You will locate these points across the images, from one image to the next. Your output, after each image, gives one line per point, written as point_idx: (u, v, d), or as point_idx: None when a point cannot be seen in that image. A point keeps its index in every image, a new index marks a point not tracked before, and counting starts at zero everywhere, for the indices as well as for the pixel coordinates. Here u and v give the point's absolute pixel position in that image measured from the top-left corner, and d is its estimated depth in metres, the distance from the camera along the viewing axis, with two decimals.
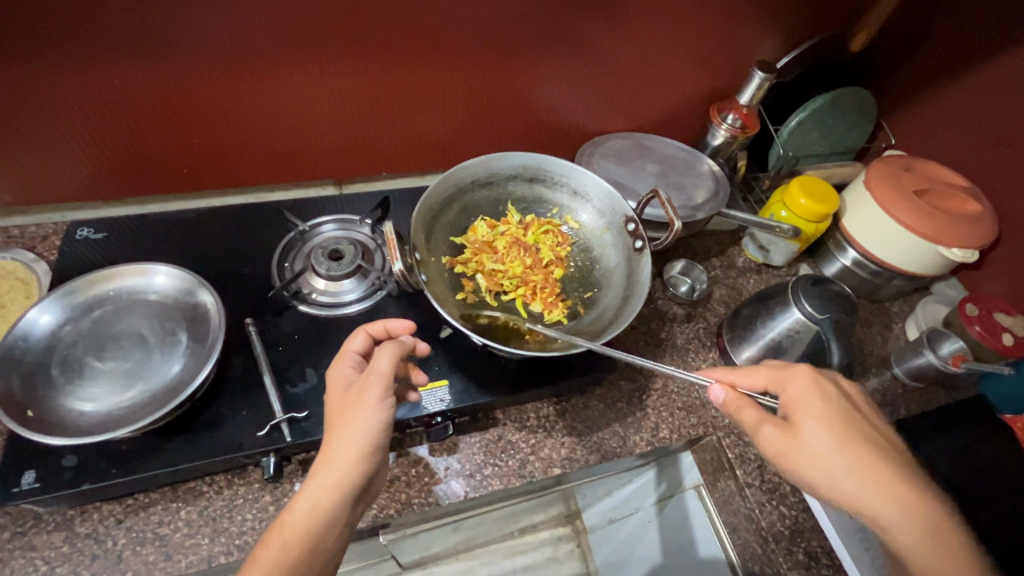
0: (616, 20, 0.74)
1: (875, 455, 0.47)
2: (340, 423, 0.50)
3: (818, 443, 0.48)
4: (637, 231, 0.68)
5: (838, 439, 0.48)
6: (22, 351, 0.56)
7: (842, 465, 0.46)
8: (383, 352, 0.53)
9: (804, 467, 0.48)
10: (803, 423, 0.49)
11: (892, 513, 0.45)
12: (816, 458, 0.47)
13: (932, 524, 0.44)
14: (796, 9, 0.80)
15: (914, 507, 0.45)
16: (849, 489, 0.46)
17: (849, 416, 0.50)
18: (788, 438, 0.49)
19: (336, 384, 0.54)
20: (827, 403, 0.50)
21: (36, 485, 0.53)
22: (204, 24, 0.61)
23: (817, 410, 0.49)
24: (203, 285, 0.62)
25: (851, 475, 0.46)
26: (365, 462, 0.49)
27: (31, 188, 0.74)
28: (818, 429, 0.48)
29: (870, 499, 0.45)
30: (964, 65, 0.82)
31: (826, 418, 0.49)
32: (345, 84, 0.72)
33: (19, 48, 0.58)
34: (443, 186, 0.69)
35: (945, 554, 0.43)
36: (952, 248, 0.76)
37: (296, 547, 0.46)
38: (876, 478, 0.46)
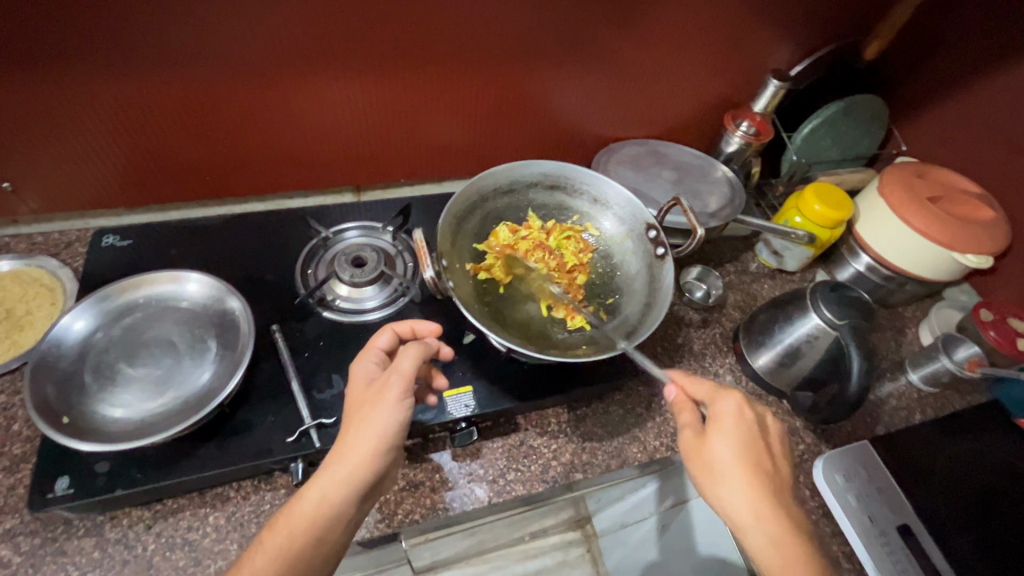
0: (635, 29, 0.75)
1: (767, 481, 0.49)
2: (358, 420, 0.50)
3: (722, 452, 0.50)
4: (659, 238, 0.70)
5: (736, 454, 0.50)
6: (55, 357, 0.58)
7: (725, 473, 0.49)
8: (408, 352, 0.53)
9: (706, 472, 0.50)
10: (715, 436, 0.51)
11: (755, 524, 0.47)
12: (715, 469, 0.49)
13: (797, 549, 0.46)
14: (811, 19, 0.81)
15: (781, 534, 0.46)
16: (732, 501, 0.48)
17: (758, 444, 0.51)
18: (701, 444, 0.51)
19: (358, 379, 0.54)
20: (745, 433, 0.51)
21: (70, 490, 0.54)
22: (233, 35, 0.62)
23: (732, 430, 0.51)
24: (233, 292, 0.64)
25: (737, 486, 0.48)
26: (377, 461, 0.49)
27: (57, 195, 0.74)
28: (725, 445, 0.50)
29: (746, 509, 0.47)
30: (976, 74, 0.83)
31: (738, 436, 0.51)
32: (368, 93, 0.73)
33: (52, 59, 0.59)
34: (467, 193, 0.71)
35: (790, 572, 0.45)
36: (966, 255, 0.77)
37: (300, 537, 0.46)
38: (764, 499, 0.48)
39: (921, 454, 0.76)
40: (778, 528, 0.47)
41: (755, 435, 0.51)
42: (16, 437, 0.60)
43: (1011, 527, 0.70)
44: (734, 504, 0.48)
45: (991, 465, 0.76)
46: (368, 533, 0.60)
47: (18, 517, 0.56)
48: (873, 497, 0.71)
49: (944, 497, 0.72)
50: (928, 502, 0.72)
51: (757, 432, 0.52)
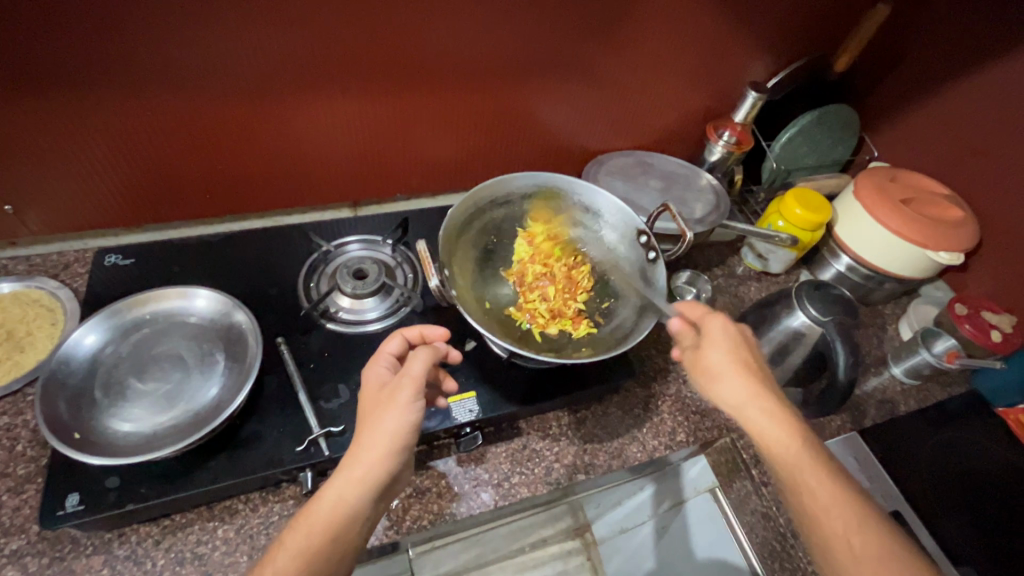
0: (620, 47, 0.79)
1: (755, 377, 0.55)
2: (371, 421, 0.51)
3: (717, 360, 0.56)
4: (650, 243, 0.73)
5: (728, 356, 0.56)
6: (65, 374, 0.60)
7: (719, 376, 0.55)
8: (418, 356, 0.54)
9: (704, 379, 0.57)
10: (708, 348, 0.57)
11: (755, 413, 0.53)
12: (708, 369, 0.56)
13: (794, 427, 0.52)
14: (784, 34, 0.87)
15: (772, 412, 0.52)
16: (729, 396, 0.55)
17: (744, 347, 0.57)
18: (696, 358, 0.58)
19: (370, 383, 0.55)
20: (734, 339, 0.57)
21: (80, 507, 0.54)
22: (234, 58, 0.64)
23: (721, 338, 0.57)
24: (240, 305, 0.67)
25: (733, 382, 0.55)
26: (390, 462, 0.50)
27: (59, 217, 0.75)
28: (716, 351, 0.56)
29: (744, 402, 0.54)
30: (939, 82, 0.89)
31: (726, 344, 0.57)
32: (363, 109, 0.75)
33: (58, 85, 0.60)
34: (465, 206, 0.73)
35: (794, 455, 0.51)
36: (940, 252, 0.81)
37: (317, 536, 0.47)
38: (755, 388, 0.54)
39: (908, 444, 0.78)
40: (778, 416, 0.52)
41: (744, 346, 0.57)
42: (20, 458, 0.60)
43: (996, 511, 0.73)
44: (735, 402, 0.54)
45: (976, 452, 0.79)
46: (377, 540, 0.61)
47: (25, 537, 0.56)
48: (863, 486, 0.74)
49: (932, 484, 0.75)
50: (918, 489, 0.74)
51: (743, 339, 0.58)
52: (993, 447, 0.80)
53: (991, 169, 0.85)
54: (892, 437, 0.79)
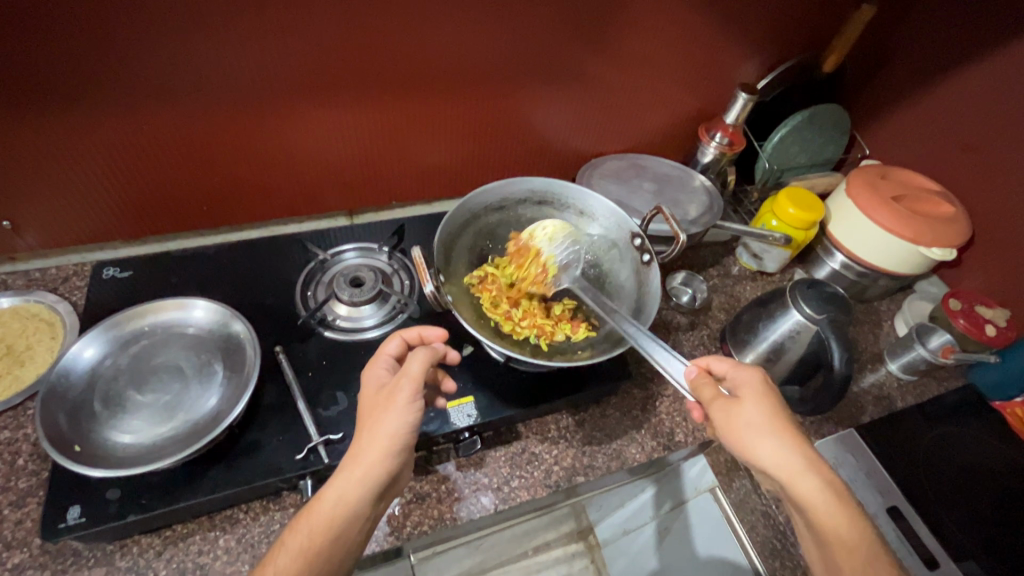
0: (610, 51, 0.80)
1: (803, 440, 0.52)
2: (370, 422, 0.52)
3: (757, 417, 0.52)
4: (643, 245, 0.74)
5: (767, 412, 0.52)
6: (65, 388, 0.60)
7: (763, 435, 0.51)
8: (416, 356, 0.54)
9: (743, 436, 0.51)
10: (746, 401, 0.53)
11: (809, 481, 0.49)
12: (751, 429, 0.51)
13: (839, 494, 0.49)
14: (772, 36, 0.88)
15: (825, 481, 0.49)
16: (779, 459, 0.50)
17: (780, 403, 0.54)
18: (731, 411, 0.53)
19: (369, 384, 0.56)
20: (770, 395, 0.54)
21: (81, 519, 0.55)
22: (227, 70, 0.65)
23: (757, 393, 0.54)
24: (237, 316, 0.68)
25: (778, 441, 0.50)
26: (390, 461, 0.50)
27: (56, 232, 0.76)
28: (757, 408, 0.52)
29: (796, 467, 0.50)
30: (927, 79, 0.89)
31: (765, 399, 0.53)
32: (357, 118, 0.76)
33: (54, 101, 0.61)
34: (459, 212, 0.74)
35: (844, 525, 0.48)
36: (931, 248, 0.81)
37: (319, 536, 0.48)
38: (803, 453, 0.50)
39: (906, 440, 0.79)
40: (827, 483, 0.49)
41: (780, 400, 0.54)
42: (21, 471, 0.60)
43: (995, 505, 0.73)
44: (787, 467, 0.50)
45: (974, 447, 0.79)
46: (378, 546, 0.61)
47: (26, 551, 0.56)
48: (861, 481, 0.74)
49: (931, 478, 0.75)
50: (916, 484, 0.75)
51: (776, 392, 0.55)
52: (990, 441, 0.80)
53: (981, 165, 0.86)
54: (889, 433, 0.79)
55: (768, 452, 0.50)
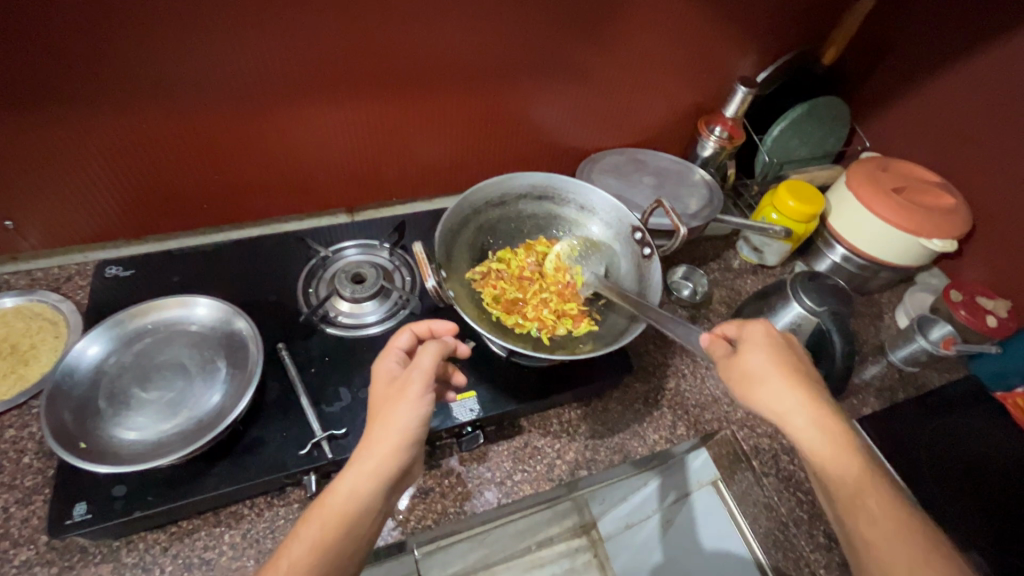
0: (608, 45, 0.80)
1: (804, 381, 0.52)
2: (382, 414, 0.52)
3: (755, 363, 0.53)
4: (645, 239, 0.73)
5: (771, 358, 0.53)
6: (70, 386, 0.60)
7: (762, 378, 0.52)
8: (427, 351, 0.55)
9: (744, 383, 0.53)
10: (748, 348, 0.54)
11: (801, 420, 0.50)
12: (750, 373, 0.53)
13: (836, 432, 0.49)
14: (772, 29, 0.87)
15: (822, 416, 0.50)
16: (773, 400, 0.51)
17: (787, 350, 0.54)
18: (733, 360, 0.54)
19: (381, 377, 0.56)
20: (778, 342, 0.54)
21: (87, 516, 0.55)
22: (227, 68, 0.65)
23: (764, 342, 0.54)
24: (240, 313, 0.68)
25: (777, 384, 0.51)
26: (402, 454, 0.51)
27: (58, 230, 0.76)
28: (761, 357, 0.53)
29: (790, 407, 0.50)
30: (927, 70, 0.89)
31: (769, 345, 0.54)
32: (356, 114, 0.76)
33: (55, 99, 0.61)
34: (460, 208, 0.74)
35: (838, 458, 0.48)
36: (932, 240, 0.81)
37: (331, 529, 0.48)
38: (801, 391, 0.51)
39: (908, 431, 0.79)
40: (824, 421, 0.50)
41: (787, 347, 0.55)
42: (27, 469, 0.61)
43: (998, 494, 0.73)
44: (780, 406, 0.51)
45: (976, 437, 0.79)
46: (383, 540, 0.62)
47: (34, 548, 0.56)
48: None
49: (932, 469, 0.75)
50: (919, 476, 0.75)
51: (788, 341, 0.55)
52: (992, 432, 0.80)
53: (982, 156, 0.86)
54: (890, 424, 0.80)
55: (765, 393, 0.52)
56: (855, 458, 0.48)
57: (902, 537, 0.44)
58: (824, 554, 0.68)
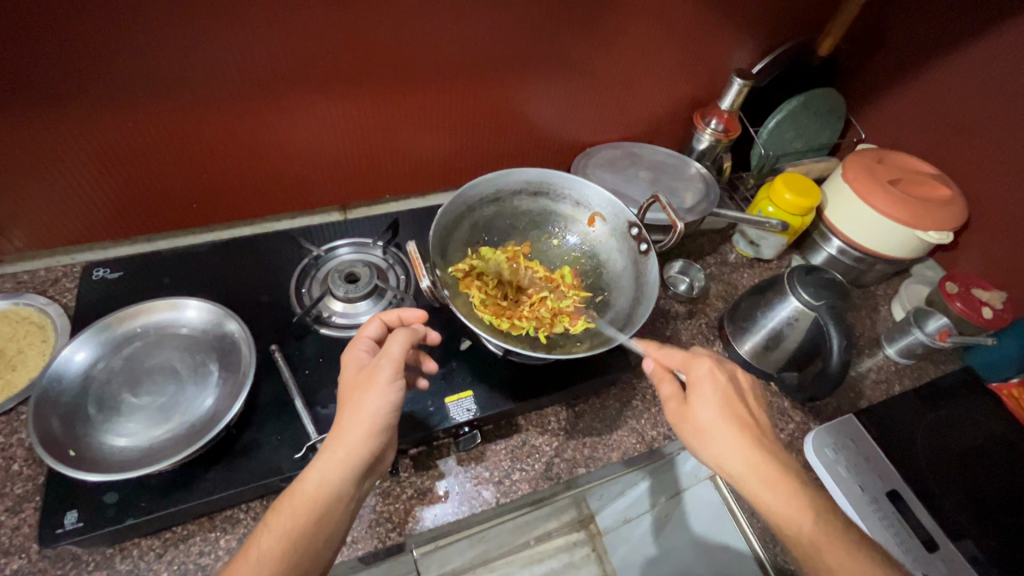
0: (603, 37, 0.78)
1: (745, 425, 0.53)
2: (352, 402, 0.51)
3: (704, 413, 0.54)
4: (641, 235, 0.73)
5: (716, 409, 0.54)
6: (58, 392, 0.59)
7: (711, 428, 0.53)
8: (397, 338, 0.54)
9: (692, 434, 0.54)
10: (695, 399, 0.55)
11: (752, 470, 0.50)
12: (699, 425, 0.54)
13: (788, 479, 0.50)
14: (768, 20, 0.86)
15: (769, 465, 0.50)
16: (721, 453, 0.52)
17: (732, 395, 0.55)
18: (682, 410, 0.56)
19: (348, 365, 0.55)
20: (722, 386, 0.55)
21: (79, 524, 0.54)
22: (212, 64, 0.63)
23: (710, 389, 0.55)
24: (231, 315, 0.67)
25: (722, 438, 0.52)
26: (372, 441, 0.50)
27: (44, 232, 0.74)
28: (705, 405, 0.54)
29: (739, 458, 0.51)
30: (923, 61, 0.89)
31: (715, 390, 0.55)
32: (347, 110, 0.75)
33: (37, 99, 0.59)
34: (454, 205, 0.73)
35: (790, 506, 0.49)
36: (929, 231, 0.81)
37: (302, 519, 0.47)
38: (747, 438, 0.52)
39: (904, 425, 0.79)
40: (772, 469, 0.50)
41: (731, 390, 0.55)
42: (17, 477, 0.60)
43: (994, 485, 0.74)
44: (727, 458, 0.52)
45: (971, 428, 0.80)
46: (380, 542, 0.61)
47: (25, 557, 0.55)
48: (862, 466, 0.73)
49: (928, 461, 0.76)
50: (915, 468, 0.75)
51: (731, 381, 0.56)
52: (988, 423, 0.80)
53: (977, 147, 0.85)
54: (886, 417, 0.80)
55: (712, 444, 0.53)
56: (809, 507, 0.48)
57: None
58: None
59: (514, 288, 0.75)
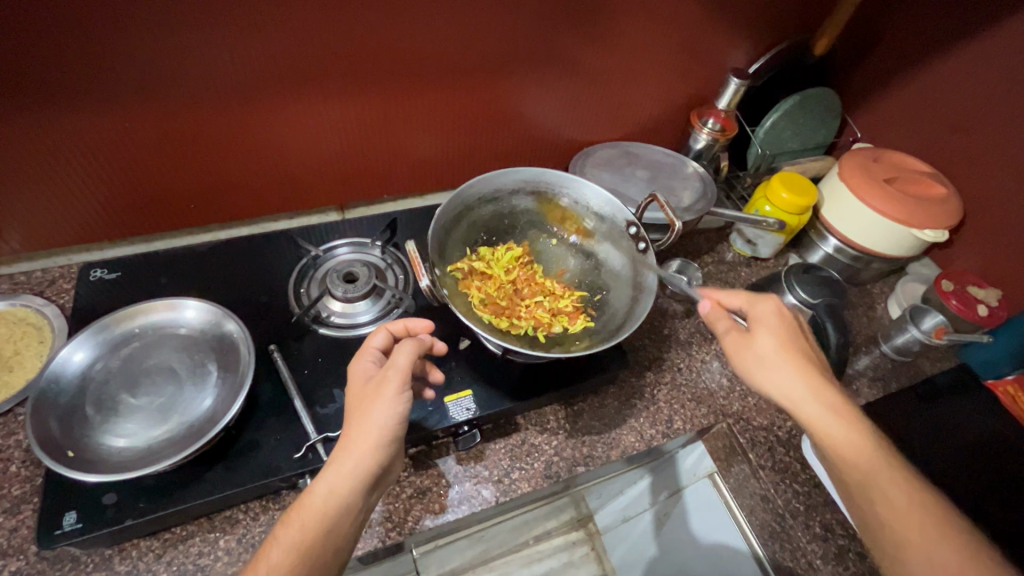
0: (600, 37, 0.79)
1: (807, 359, 0.55)
2: (359, 414, 0.51)
3: (766, 347, 0.55)
4: (640, 234, 0.72)
5: (781, 344, 0.55)
6: (56, 393, 0.59)
7: (774, 363, 0.54)
8: (403, 349, 0.54)
9: (753, 365, 0.55)
10: (759, 331, 0.56)
11: (815, 404, 0.52)
12: (762, 357, 0.55)
13: (847, 412, 0.52)
14: (764, 19, 0.87)
15: (832, 399, 0.53)
16: (788, 385, 0.53)
17: (793, 332, 0.57)
18: (744, 341, 0.57)
19: (356, 377, 0.55)
20: (785, 325, 0.57)
21: (78, 525, 0.54)
22: (211, 64, 0.63)
23: (773, 325, 0.56)
24: (230, 315, 0.67)
25: (788, 372, 0.54)
26: (381, 453, 0.50)
27: (41, 233, 0.74)
28: (770, 339, 0.55)
29: (801, 390, 0.53)
30: (917, 61, 0.89)
31: (777, 329, 0.56)
32: (346, 109, 0.75)
33: (36, 98, 0.59)
34: (453, 204, 0.72)
35: (848, 436, 0.51)
36: (924, 230, 0.82)
37: (312, 530, 0.47)
38: (810, 374, 0.54)
39: (900, 423, 0.79)
40: (834, 403, 0.53)
41: (794, 331, 0.57)
42: (14, 478, 0.59)
43: (991, 481, 0.74)
44: (789, 389, 0.53)
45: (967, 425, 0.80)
46: (380, 542, 0.61)
47: (23, 558, 0.55)
48: None
49: (925, 457, 0.76)
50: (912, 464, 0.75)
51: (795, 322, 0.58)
52: (984, 420, 0.81)
53: (972, 146, 0.86)
54: (882, 414, 0.80)
55: (774, 375, 0.54)
56: (863, 438, 0.51)
57: (910, 505, 0.49)
58: (821, 544, 0.68)
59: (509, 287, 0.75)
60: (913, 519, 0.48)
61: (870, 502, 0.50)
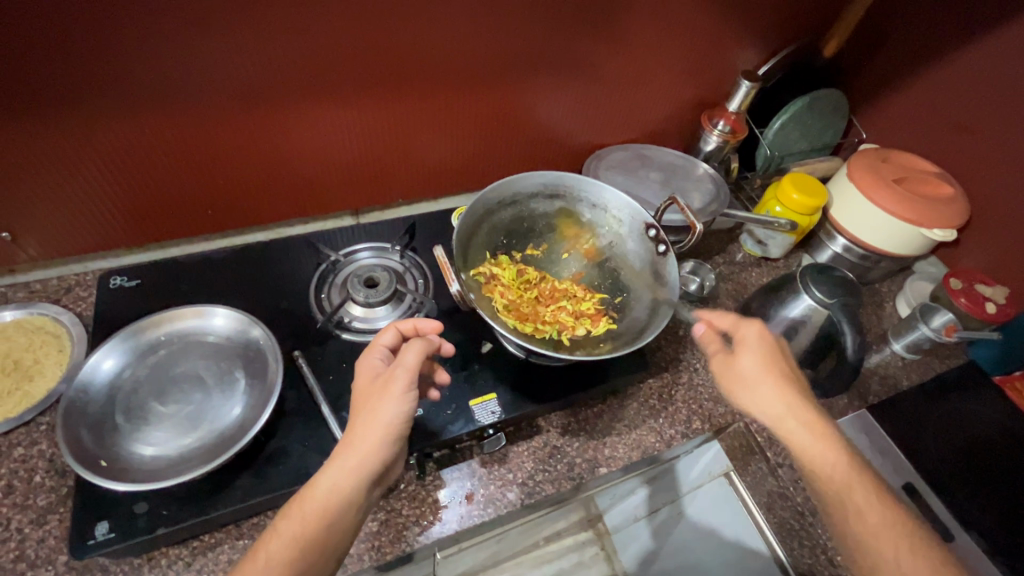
0: (615, 41, 0.80)
1: (788, 380, 0.58)
2: (367, 410, 0.52)
3: (749, 367, 0.58)
4: (659, 236, 0.73)
5: (761, 364, 0.58)
6: (85, 401, 0.59)
7: (754, 382, 0.57)
8: (411, 348, 0.54)
9: (738, 386, 0.59)
10: (742, 353, 0.59)
11: (794, 424, 0.55)
12: (743, 378, 0.58)
13: (825, 430, 0.55)
14: (774, 23, 0.88)
15: (810, 418, 0.55)
16: (765, 404, 0.56)
17: (777, 354, 0.59)
18: (728, 363, 0.60)
19: (364, 373, 0.56)
20: (770, 347, 0.59)
21: (110, 534, 0.54)
22: (235, 70, 0.63)
23: (757, 346, 0.59)
24: (256, 322, 0.67)
25: (767, 391, 0.57)
26: (383, 450, 0.50)
27: (59, 241, 0.74)
28: (750, 360, 0.59)
29: (780, 410, 0.56)
30: (922, 63, 0.91)
31: (760, 351, 0.59)
32: (365, 115, 0.75)
33: (62, 106, 0.59)
34: (473, 209, 0.73)
35: (822, 452, 0.54)
36: (933, 229, 0.83)
37: (312, 523, 0.47)
38: (790, 395, 0.56)
39: (913, 420, 0.81)
40: (812, 421, 0.55)
41: (778, 354, 0.59)
42: (40, 489, 0.59)
43: (1003, 476, 0.76)
44: (764, 409, 0.56)
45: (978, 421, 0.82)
46: (409, 546, 0.61)
47: (52, 569, 0.55)
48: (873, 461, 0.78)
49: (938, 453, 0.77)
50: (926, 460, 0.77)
51: (778, 346, 0.60)
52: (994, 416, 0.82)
53: (978, 146, 0.88)
54: (895, 411, 0.82)
55: (753, 395, 0.57)
56: (837, 455, 0.53)
57: (889, 518, 0.50)
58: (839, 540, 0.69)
59: (530, 294, 0.76)
60: (889, 534, 0.50)
61: (845, 516, 0.52)
